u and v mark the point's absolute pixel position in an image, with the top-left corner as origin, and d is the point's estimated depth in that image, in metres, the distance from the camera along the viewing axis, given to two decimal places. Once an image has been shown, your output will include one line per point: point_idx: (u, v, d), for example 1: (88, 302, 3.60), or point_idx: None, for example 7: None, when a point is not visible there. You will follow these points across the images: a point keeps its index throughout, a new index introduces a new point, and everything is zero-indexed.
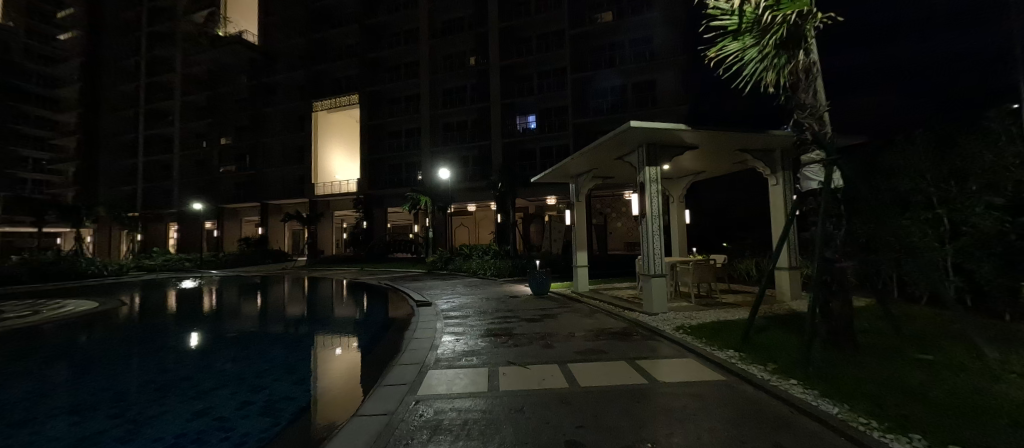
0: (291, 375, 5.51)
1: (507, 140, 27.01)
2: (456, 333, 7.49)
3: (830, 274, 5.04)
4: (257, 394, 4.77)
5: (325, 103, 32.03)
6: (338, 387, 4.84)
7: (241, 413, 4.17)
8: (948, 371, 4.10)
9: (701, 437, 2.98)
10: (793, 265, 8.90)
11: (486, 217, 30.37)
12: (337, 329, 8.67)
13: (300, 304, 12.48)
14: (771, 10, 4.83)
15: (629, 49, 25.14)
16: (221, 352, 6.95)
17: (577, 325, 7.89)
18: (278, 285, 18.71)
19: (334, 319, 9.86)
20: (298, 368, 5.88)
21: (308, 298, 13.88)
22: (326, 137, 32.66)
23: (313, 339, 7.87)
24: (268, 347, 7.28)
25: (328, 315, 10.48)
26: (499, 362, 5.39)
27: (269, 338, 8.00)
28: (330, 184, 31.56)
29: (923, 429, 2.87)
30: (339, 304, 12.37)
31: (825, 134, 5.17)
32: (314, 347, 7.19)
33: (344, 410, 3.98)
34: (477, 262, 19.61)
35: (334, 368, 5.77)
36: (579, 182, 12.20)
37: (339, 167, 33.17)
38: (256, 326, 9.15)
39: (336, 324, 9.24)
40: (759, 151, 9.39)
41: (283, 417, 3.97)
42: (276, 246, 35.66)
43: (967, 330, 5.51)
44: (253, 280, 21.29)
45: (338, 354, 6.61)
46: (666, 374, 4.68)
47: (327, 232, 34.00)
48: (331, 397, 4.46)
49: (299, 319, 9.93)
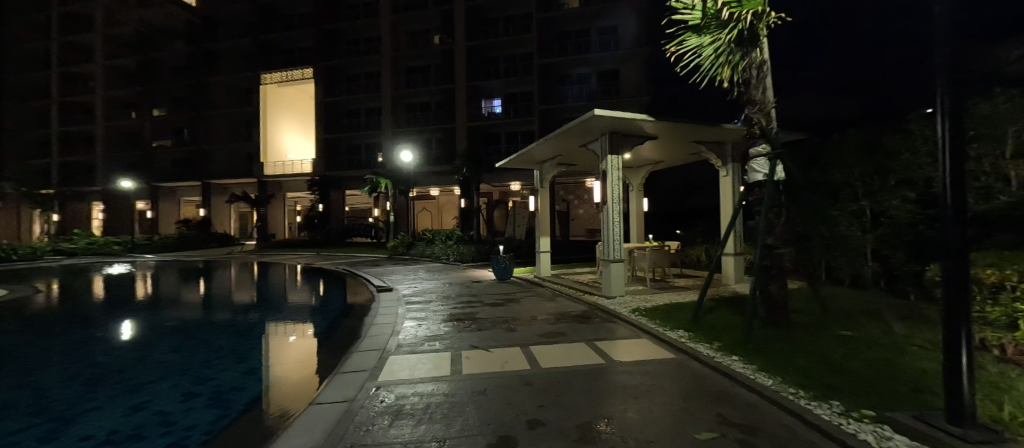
0: (240, 365, 5.28)
1: (472, 124, 26.66)
2: (417, 318, 7.45)
3: (767, 259, 5.49)
4: (202, 386, 4.57)
5: (274, 76, 30.17)
6: (294, 376, 4.71)
7: (184, 406, 3.98)
8: (862, 344, 4.66)
9: (654, 411, 3.19)
10: (738, 251, 9.58)
11: (450, 203, 29.94)
12: (291, 316, 8.38)
13: (249, 290, 11.97)
14: (730, 6, 5.12)
15: (595, 38, 25.44)
16: (160, 343, 6.50)
17: (539, 308, 8.11)
18: (223, 270, 17.66)
19: (288, 306, 9.49)
20: (248, 357, 5.66)
21: (259, 283, 13.34)
22: (275, 113, 30.71)
23: (265, 326, 7.56)
24: (213, 336, 6.90)
25: (281, 301, 10.06)
26: (462, 346, 5.45)
27: (215, 326, 7.56)
28: (280, 164, 29.98)
29: (841, 396, 3.25)
30: (293, 289, 11.98)
31: (771, 129, 5.53)
32: (267, 335, 6.91)
33: (298, 399, 3.93)
34: (440, 247, 19.53)
35: (287, 357, 5.54)
36: (544, 168, 12.36)
37: (291, 144, 30.77)
38: (200, 314, 8.68)
39: (291, 311, 8.96)
40: (712, 143, 9.92)
41: (231, 409, 3.83)
42: (220, 228, 33.42)
43: (879, 308, 6.22)
44: (194, 265, 19.98)
45: (292, 341, 6.42)
46: (622, 353, 4.96)
47: (278, 215, 32.08)
48: (284, 387, 4.35)
49: (248, 306, 9.55)
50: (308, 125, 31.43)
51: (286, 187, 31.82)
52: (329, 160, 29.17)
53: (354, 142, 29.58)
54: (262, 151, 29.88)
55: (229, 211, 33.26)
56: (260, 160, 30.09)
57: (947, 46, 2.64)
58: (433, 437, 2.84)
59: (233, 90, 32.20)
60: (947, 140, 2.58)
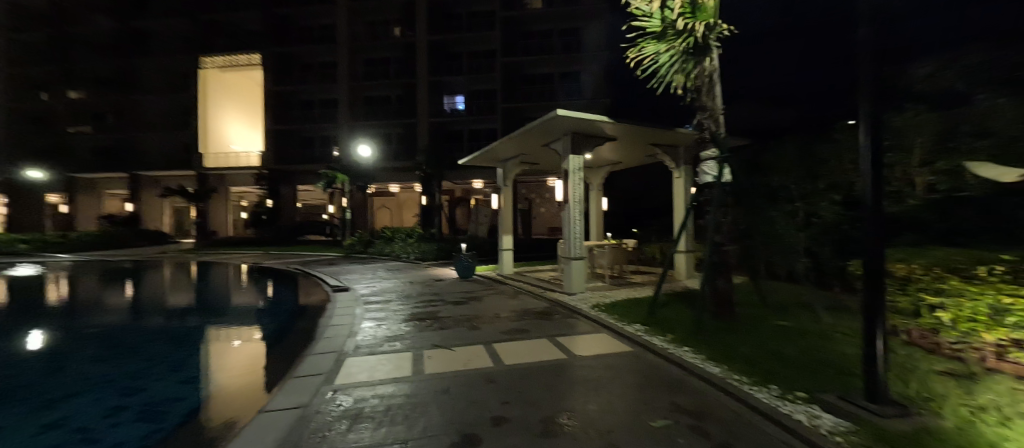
0: (176, 374, 4.95)
1: (435, 120, 26.28)
2: (377, 318, 7.30)
3: (715, 256, 5.89)
4: (131, 398, 4.24)
5: (216, 60, 28.78)
6: (240, 384, 4.47)
7: (110, 421, 3.69)
8: (796, 333, 5.13)
9: (611, 403, 3.36)
10: (689, 248, 10.14)
11: (411, 200, 29.30)
12: (235, 319, 7.91)
13: (184, 293, 11.07)
14: (685, 16, 5.44)
15: (558, 39, 25.87)
16: (79, 353, 5.91)
17: (502, 306, 8.18)
18: (155, 271, 16.27)
19: (232, 309, 8.93)
20: (186, 365, 5.31)
21: (198, 286, 12.38)
22: (216, 100, 29.21)
23: (205, 331, 7.09)
24: (144, 343, 6.38)
25: (222, 304, 9.42)
26: (425, 346, 5.42)
27: (146, 333, 6.99)
28: (223, 157, 28.54)
29: (779, 381, 3.57)
30: (238, 291, 11.27)
31: (720, 134, 5.94)
32: (208, 340, 6.49)
33: (247, 407, 3.76)
34: (399, 245, 19.09)
35: (234, 363, 5.24)
36: (507, 166, 12.52)
37: (235, 136, 29.41)
38: (128, 320, 7.98)
39: (236, 314, 8.44)
40: (666, 145, 10.42)
41: (166, 422, 3.59)
42: (150, 225, 30.36)
43: (810, 300, 6.83)
44: (120, 266, 18.23)
45: (237, 346, 6.07)
46: (582, 348, 5.14)
47: (220, 210, 29.78)
48: (227, 396, 4.13)
49: (186, 310, 8.89)
50: (252, 115, 29.65)
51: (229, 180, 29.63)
52: (279, 153, 27.63)
53: (308, 135, 28.26)
54: (201, 140, 28.21)
55: (162, 206, 30.55)
56: (199, 150, 28.12)
57: (870, 65, 2.94)
58: (394, 439, 2.83)
59: (171, 76, 29.70)
60: (868, 150, 2.90)
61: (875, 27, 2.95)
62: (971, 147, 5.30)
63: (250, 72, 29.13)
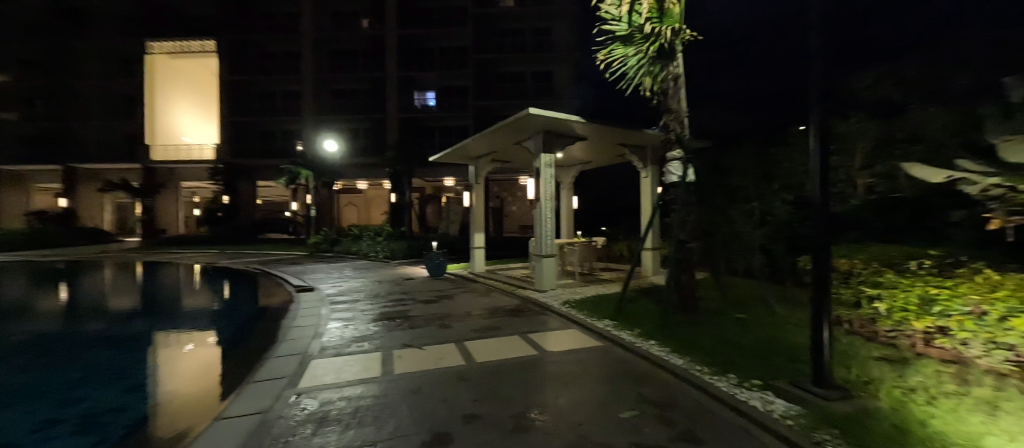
0: (120, 383, 4.62)
1: (404, 116, 25.81)
2: (343, 319, 7.12)
3: (679, 253, 6.14)
4: (67, 410, 3.92)
5: (163, 45, 26.84)
6: (194, 391, 4.24)
7: (43, 435, 3.41)
8: (752, 324, 5.45)
9: (581, 396, 3.45)
10: (654, 246, 10.51)
11: (379, 197, 28.68)
12: (188, 323, 7.47)
13: (128, 296, 10.31)
14: (652, 21, 5.63)
15: (530, 39, 26.03)
16: (4, 363, 5.40)
17: (473, 304, 8.17)
18: (95, 272, 15.10)
19: (183, 312, 8.44)
20: (131, 372, 4.97)
21: (145, 287, 11.60)
22: (165, 88, 27.62)
23: (153, 336, 6.66)
24: (82, 351, 5.92)
25: (172, 308, 8.85)
26: (394, 345, 5.35)
27: (85, 340, 6.48)
28: (172, 149, 27.14)
29: (737, 370, 3.79)
30: (190, 292, 10.66)
31: (684, 136, 6.19)
32: (157, 345, 6.10)
33: (201, 415, 3.57)
34: (367, 243, 18.63)
35: (187, 369, 4.97)
36: (479, 164, 12.52)
37: (187, 127, 28.01)
38: (64, 326, 7.38)
39: (188, 317, 7.99)
40: (634, 146, 10.73)
41: (109, 433, 3.36)
42: (87, 223, 28.19)
43: (765, 294, 7.26)
44: (54, 266, 16.81)
45: (189, 351, 5.75)
46: (553, 344, 5.22)
47: (169, 207, 28.10)
48: (178, 404, 3.91)
49: (131, 314, 8.32)
50: (206, 105, 28.18)
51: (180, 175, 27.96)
52: (237, 146, 26.27)
53: (269, 129, 27.03)
54: (147, 131, 26.71)
55: (103, 202, 28.42)
56: (144, 141, 26.63)
57: (820, 72, 3.15)
58: (362, 441, 2.79)
59: (116, 61, 27.57)
60: (818, 155, 3.11)
61: (825, 37, 3.17)
62: (906, 152, 5.79)
63: (204, 59, 27.34)
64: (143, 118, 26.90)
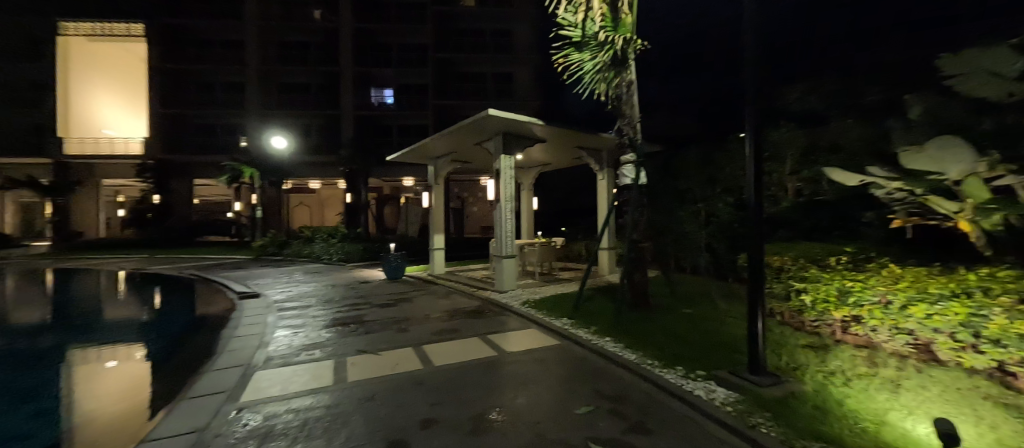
0: (25, 406, 4.10)
1: (361, 113, 24.94)
2: (292, 326, 6.77)
3: (633, 252, 6.41)
4: None
5: (80, 26, 24.73)
6: (117, 411, 3.85)
7: None
8: (698, 319, 5.80)
9: (539, 395, 3.52)
10: (610, 246, 10.90)
11: (333, 197, 27.56)
12: (112, 336, 6.78)
13: (37, 309, 9.18)
14: (606, 30, 5.87)
15: (490, 39, 26.07)
16: None
17: (432, 307, 8.06)
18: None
19: (106, 324, 7.65)
20: (41, 393, 4.43)
21: (59, 298, 10.38)
22: (85, 74, 25.16)
23: (69, 352, 5.98)
24: None
25: (92, 320, 7.98)
26: (347, 352, 5.16)
27: None
28: (91, 142, 24.74)
29: (684, 362, 4.03)
30: (115, 303, 9.66)
31: (637, 140, 6.47)
32: (73, 363, 5.48)
33: (125, 438, 3.26)
34: (321, 245, 17.82)
35: (112, 388, 4.51)
36: (439, 164, 12.35)
37: (110, 118, 25.56)
38: None
39: (112, 329, 7.25)
40: (591, 149, 11.06)
41: None
42: None
43: (709, 290, 7.76)
44: None
45: (113, 367, 5.22)
46: (512, 345, 5.27)
47: (87, 208, 25.37)
48: (98, 426, 3.53)
49: (42, 328, 7.42)
50: (133, 96, 25.61)
51: (101, 172, 25.30)
52: (171, 142, 24.19)
53: (209, 123, 25.05)
54: (61, 122, 24.39)
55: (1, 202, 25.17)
56: (57, 133, 24.18)
57: (754, 83, 3.43)
58: None
59: (20, 41, 24.41)
60: (753, 161, 3.38)
61: (758, 51, 3.45)
62: (828, 158, 6.45)
63: (133, 45, 25.18)
64: (56, 108, 24.47)
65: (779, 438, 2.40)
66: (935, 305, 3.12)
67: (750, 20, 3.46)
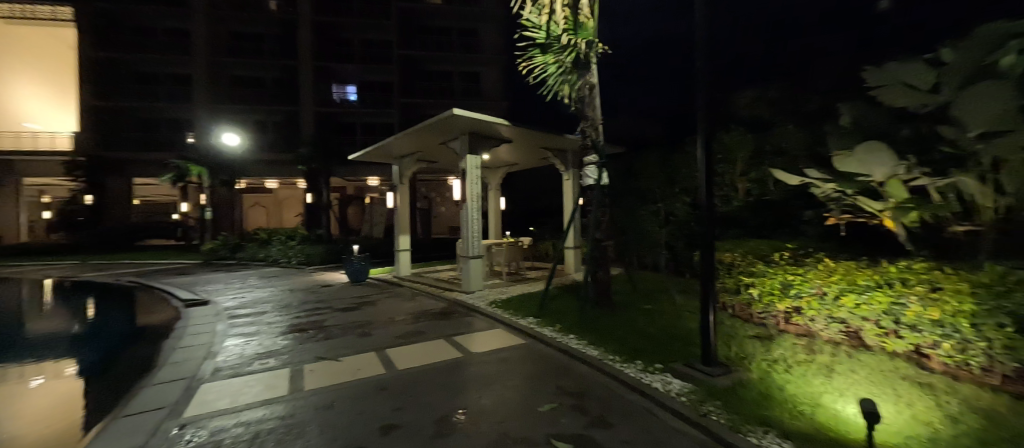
0: None
1: (321, 110, 24.02)
2: (244, 334, 6.43)
3: (596, 251, 6.58)
4: None
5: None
6: (40, 433, 3.50)
7: None
8: (656, 314, 6.07)
9: (504, 394, 3.55)
10: (575, 245, 11.13)
11: (292, 197, 26.39)
12: (36, 351, 6.15)
13: None
14: (568, 34, 6.01)
15: (457, 38, 25.90)
16: None
17: (396, 309, 7.91)
18: None
19: (29, 338, 6.93)
20: None
21: None
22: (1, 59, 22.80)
23: None
24: None
25: (12, 335, 7.21)
26: (305, 359, 4.97)
27: None
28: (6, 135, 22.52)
29: (644, 355, 4.20)
30: (40, 314, 8.77)
31: (599, 142, 6.65)
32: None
33: None
34: (278, 248, 17.00)
35: (37, 407, 4.10)
36: (403, 163, 12.12)
37: (32, 110, 23.42)
38: None
39: (36, 344, 6.58)
40: (556, 149, 11.23)
41: None
42: None
43: (668, 286, 8.12)
44: None
45: (36, 385, 4.75)
46: (479, 345, 5.28)
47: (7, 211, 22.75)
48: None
49: None
50: (60, 87, 23.71)
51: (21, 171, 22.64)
52: (107, 137, 22.28)
53: (148, 116, 23.09)
54: None
55: None
56: None
57: (704, 89, 3.62)
58: None
59: None
60: (705, 163, 3.56)
61: (709, 59, 3.64)
62: (773, 161, 6.88)
63: (60, 31, 23.31)
64: None
65: (727, 425, 2.56)
66: (863, 295, 3.51)
67: (701, 29, 3.64)
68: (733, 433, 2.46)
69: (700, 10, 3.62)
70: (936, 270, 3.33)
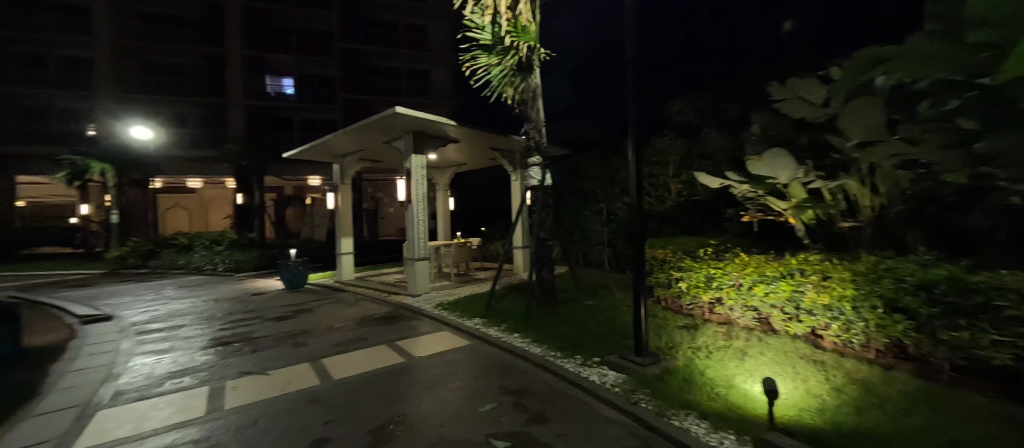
0: None
1: (253, 103, 22.17)
2: (156, 351, 5.79)
3: (541, 250, 6.74)
4: None
5: None
6: None
7: None
8: (598, 309, 6.33)
9: (445, 398, 3.52)
10: (524, 244, 11.27)
11: (220, 198, 24.02)
12: None
13: None
14: (511, 36, 6.08)
15: (403, 34, 25.19)
16: None
17: (336, 316, 7.54)
18: None
19: None
20: None
21: None
22: None
23: None
24: None
25: None
26: (228, 375, 4.59)
27: None
28: None
29: (584, 350, 4.37)
30: None
31: (543, 144, 6.79)
32: None
33: None
34: (202, 254, 15.48)
35: None
36: (344, 163, 11.57)
37: None
38: None
39: None
40: (504, 150, 11.30)
41: None
42: None
43: (609, 282, 8.50)
44: None
45: None
46: (422, 349, 5.18)
47: None
48: None
49: None
50: None
51: None
52: None
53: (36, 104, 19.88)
54: None
55: None
56: None
57: (634, 96, 3.85)
58: None
59: None
60: (636, 166, 3.78)
61: (638, 68, 3.88)
62: (700, 164, 7.46)
63: None
64: None
65: (654, 411, 2.75)
66: (770, 284, 3.93)
67: (631, 40, 3.86)
68: (660, 418, 2.65)
69: (630, 21, 3.85)
70: (828, 261, 3.82)
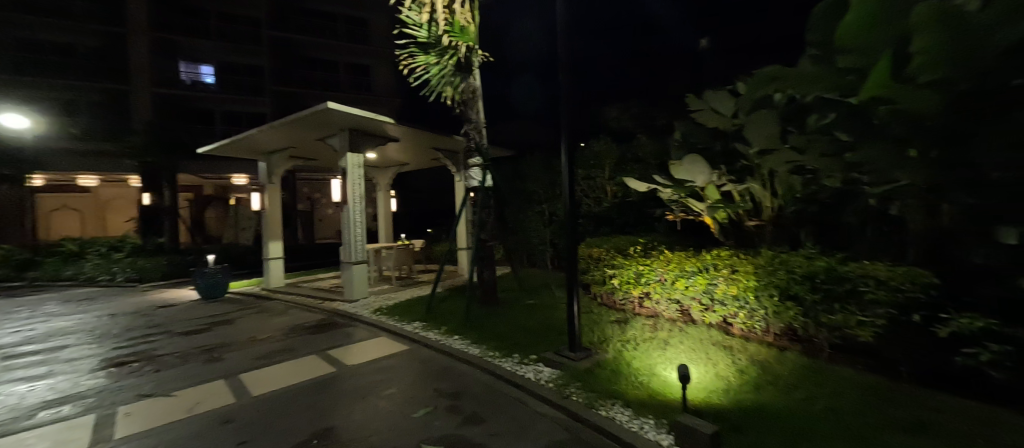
0: None
1: (161, 91, 19.48)
2: (28, 377, 4.95)
3: (482, 251, 6.74)
4: None
5: None
6: None
7: None
8: (538, 308, 6.46)
9: (377, 406, 3.39)
10: (467, 246, 11.19)
11: (121, 198, 21.15)
12: None
13: None
14: (449, 36, 6.02)
15: (341, 26, 23.94)
16: None
17: (260, 327, 6.96)
18: None
19: None
20: None
21: None
22: None
23: None
24: None
25: None
26: (122, 400, 4.05)
27: None
28: None
29: (522, 348, 4.45)
30: None
31: (483, 145, 6.80)
32: None
33: None
34: (97, 262, 13.49)
35: None
36: (272, 160, 10.71)
37: None
38: None
39: None
40: (447, 150, 11.14)
41: None
42: None
43: (550, 281, 8.73)
44: None
45: None
46: (356, 357, 4.95)
47: None
48: None
49: None
50: None
51: None
52: None
53: None
54: None
55: None
56: None
57: (567, 101, 4.00)
58: None
59: None
60: (569, 169, 3.93)
61: (570, 74, 4.03)
62: (633, 168, 7.92)
63: None
64: None
65: (583, 402, 2.88)
66: (689, 278, 4.28)
67: (562, 47, 3.99)
68: (587, 409, 2.79)
69: (562, 28, 3.99)
70: (736, 257, 4.24)
